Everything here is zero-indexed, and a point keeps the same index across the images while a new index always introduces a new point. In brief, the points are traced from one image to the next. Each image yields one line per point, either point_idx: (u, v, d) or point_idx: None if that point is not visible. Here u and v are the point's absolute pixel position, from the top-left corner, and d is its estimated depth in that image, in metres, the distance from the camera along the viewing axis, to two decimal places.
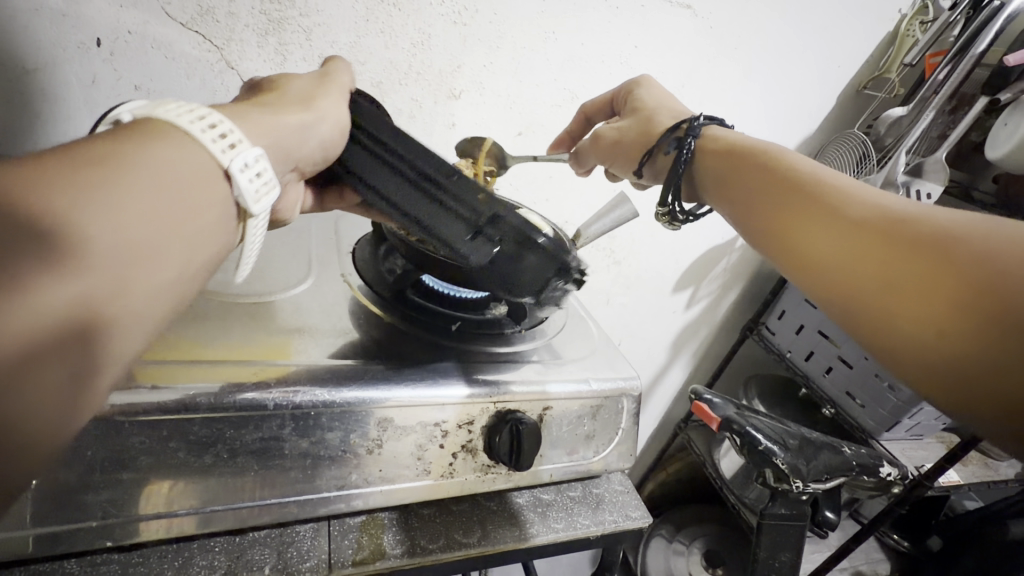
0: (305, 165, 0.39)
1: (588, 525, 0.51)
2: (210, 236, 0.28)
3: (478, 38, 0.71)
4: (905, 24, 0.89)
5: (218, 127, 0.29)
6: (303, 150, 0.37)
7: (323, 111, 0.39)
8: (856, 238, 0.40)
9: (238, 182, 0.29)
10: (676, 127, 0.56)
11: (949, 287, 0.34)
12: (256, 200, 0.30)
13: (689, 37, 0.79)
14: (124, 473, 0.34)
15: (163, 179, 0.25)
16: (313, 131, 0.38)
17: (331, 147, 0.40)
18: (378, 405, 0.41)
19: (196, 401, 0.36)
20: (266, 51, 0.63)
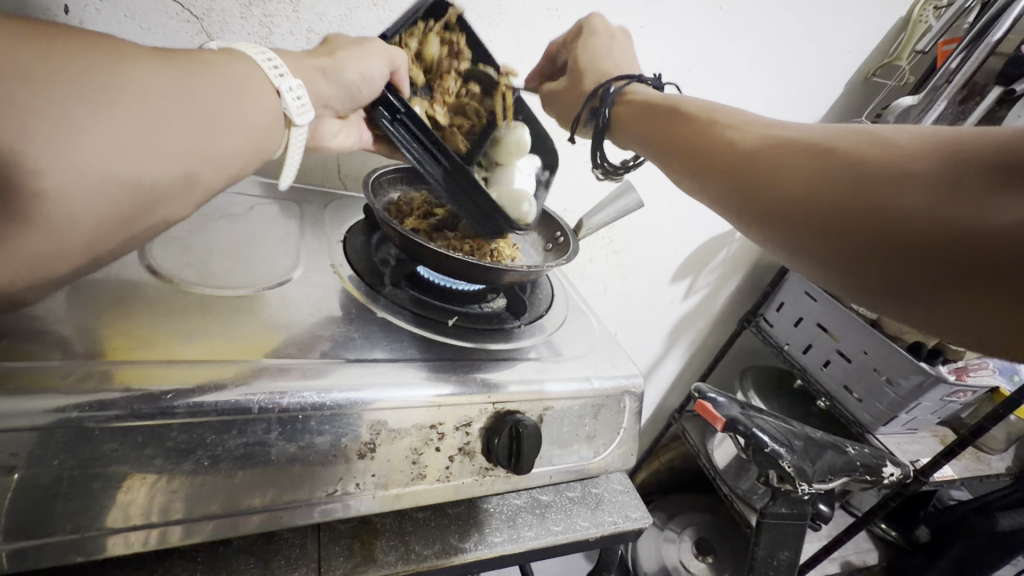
0: (333, 104, 0.47)
1: (588, 527, 0.50)
2: (266, 132, 0.36)
3: (477, 14, 0.67)
4: (918, 9, 0.86)
5: (275, 62, 0.37)
6: (327, 91, 0.45)
7: (346, 60, 0.46)
8: (759, 171, 0.38)
9: (285, 99, 0.37)
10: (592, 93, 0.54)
11: (858, 198, 0.32)
12: (299, 114, 0.38)
13: (697, 18, 0.76)
14: (94, 483, 0.32)
15: (235, 85, 0.33)
16: (337, 75, 0.45)
17: (359, 91, 0.48)
18: (370, 407, 0.39)
19: (173, 405, 0.33)
20: (250, 22, 0.59)
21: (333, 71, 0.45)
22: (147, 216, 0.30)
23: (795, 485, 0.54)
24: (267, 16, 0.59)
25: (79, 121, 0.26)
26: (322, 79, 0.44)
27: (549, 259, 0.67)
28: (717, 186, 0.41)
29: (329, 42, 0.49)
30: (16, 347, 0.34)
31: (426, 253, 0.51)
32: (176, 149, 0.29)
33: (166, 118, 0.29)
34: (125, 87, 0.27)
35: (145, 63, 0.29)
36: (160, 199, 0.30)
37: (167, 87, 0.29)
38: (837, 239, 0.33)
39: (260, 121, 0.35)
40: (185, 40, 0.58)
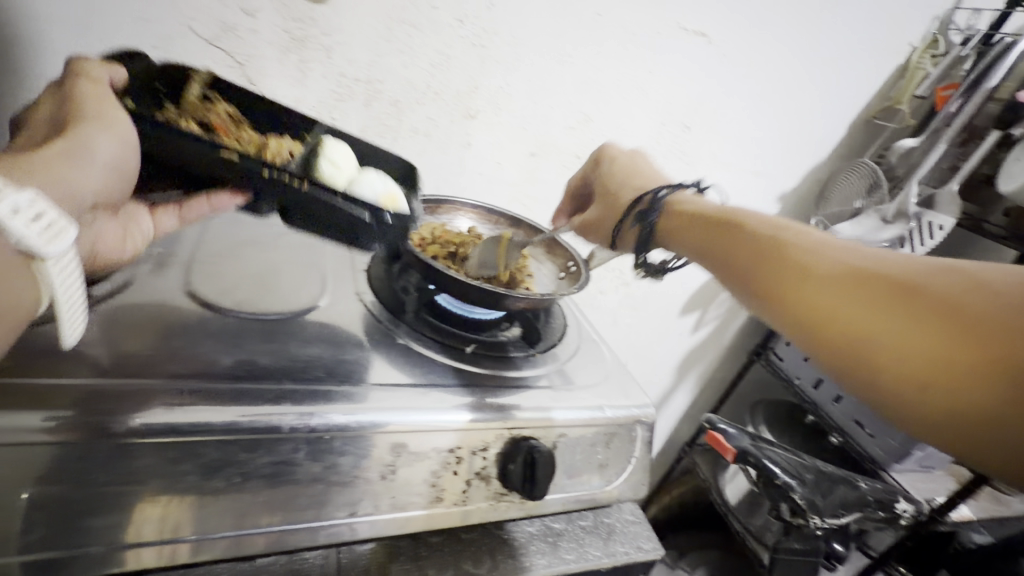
0: (104, 194, 0.39)
1: (600, 557, 0.50)
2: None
3: (496, 60, 0.71)
4: (916, 57, 0.91)
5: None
6: (84, 176, 0.36)
7: (91, 130, 0.37)
8: (848, 278, 0.37)
9: (14, 229, 0.30)
10: (637, 204, 0.55)
11: (962, 319, 0.32)
12: (49, 241, 0.31)
13: (704, 64, 0.80)
14: (133, 495, 0.34)
15: None
16: (91, 153, 0.36)
17: (129, 171, 0.40)
18: (381, 430, 0.40)
19: (210, 423, 0.35)
20: (287, 68, 0.64)
21: (85, 152, 0.36)
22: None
23: (807, 518, 0.55)
24: (302, 62, 0.64)
25: None
26: (63, 162, 0.35)
27: (562, 286, 0.69)
28: (792, 286, 0.39)
29: (46, 121, 0.39)
30: (63, 366, 0.36)
31: (444, 281, 0.53)
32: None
33: None
34: None
35: None
36: None
37: None
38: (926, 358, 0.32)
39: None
40: None
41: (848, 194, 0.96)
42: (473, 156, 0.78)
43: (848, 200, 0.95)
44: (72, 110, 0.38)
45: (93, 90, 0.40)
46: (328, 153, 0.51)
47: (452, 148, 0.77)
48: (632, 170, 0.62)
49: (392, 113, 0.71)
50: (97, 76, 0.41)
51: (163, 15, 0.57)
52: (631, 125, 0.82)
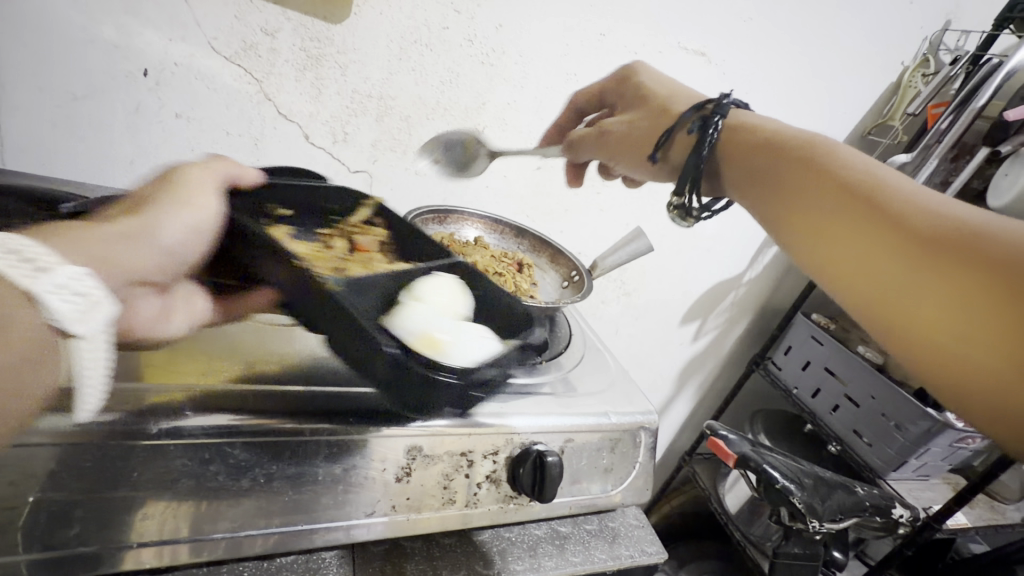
0: (149, 276, 0.35)
1: (605, 560, 0.51)
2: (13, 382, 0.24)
3: (504, 78, 0.74)
4: (908, 76, 0.94)
5: (29, 253, 0.25)
6: (136, 258, 0.33)
7: (159, 217, 0.35)
8: (887, 215, 0.38)
9: (49, 305, 0.25)
10: (700, 107, 0.51)
11: (977, 262, 0.33)
12: (82, 320, 0.26)
13: (704, 82, 0.83)
14: (166, 494, 0.35)
15: None
16: (150, 239, 0.34)
17: (183, 249, 0.37)
18: (378, 434, 0.41)
19: (238, 426, 0.37)
20: (304, 84, 0.67)
21: (143, 234, 0.34)
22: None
23: (807, 522, 0.57)
24: (318, 79, 0.67)
25: None
26: (123, 244, 0.32)
27: (565, 295, 0.71)
28: (827, 219, 0.41)
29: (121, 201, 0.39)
30: None
31: None
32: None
33: None
34: None
35: None
36: None
37: None
38: (933, 299, 0.35)
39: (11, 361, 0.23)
40: (245, 99, 0.65)
41: None
42: (480, 169, 0.81)
43: None
44: (155, 198, 0.37)
45: (190, 182, 0.39)
46: (428, 288, 0.48)
47: None
48: (670, 90, 0.58)
49: (403, 128, 0.74)
50: (207, 172, 0.42)
51: (187, 34, 0.60)
52: None
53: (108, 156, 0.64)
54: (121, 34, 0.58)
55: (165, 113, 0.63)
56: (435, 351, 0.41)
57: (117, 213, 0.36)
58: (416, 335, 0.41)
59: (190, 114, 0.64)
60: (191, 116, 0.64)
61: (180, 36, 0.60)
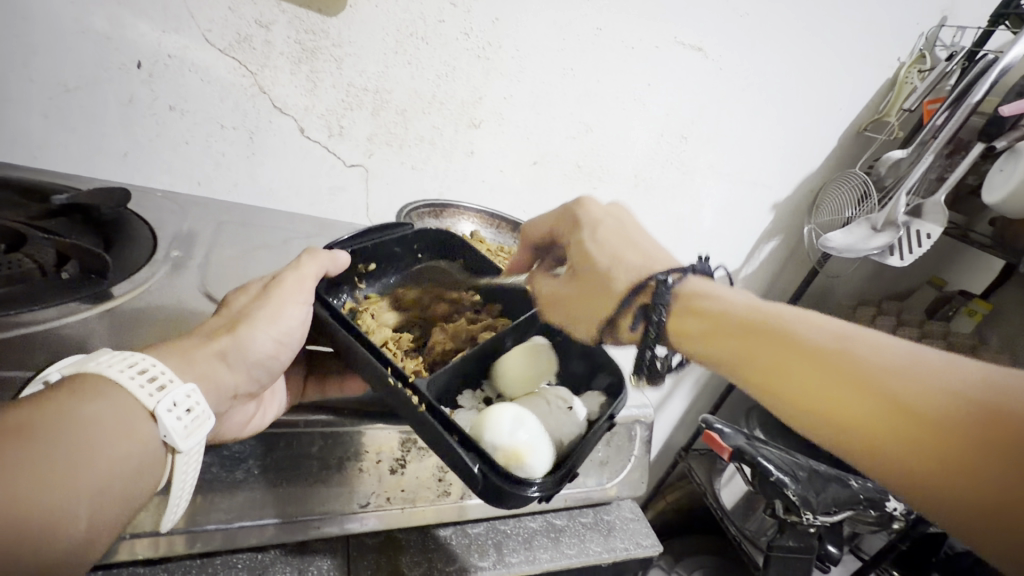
0: (245, 386, 0.36)
1: (600, 553, 0.52)
2: (126, 484, 0.28)
3: (500, 72, 0.74)
4: (904, 71, 0.94)
5: (149, 370, 0.30)
6: (230, 380, 0.35)
7: (252, 334, 0.36)
8: (836, 364, 0.34)
9: (165, 422, 0.30)
10: (641, 290, 0.43)
11: (971, 423, 0.30)
12: (186, 434, 0.31)
13: (700, 77, 0.83)
14: (160, 484, 0.35)
15: (86, 438, 0.27)
16: (241, 355, 0.36)
17: (276, 355, 0.38)
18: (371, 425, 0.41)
19: (232, 417, 0.37)
20: (299, 77, 0.66)
21: (238, 352, 0.35)
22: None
23: (801, 515, 0.57)
24: (313, 72, 0.66)
25: None
26: (222, 365, 0.35)
27: None
28: (769, 368, 0.37)
29: (230, 299, 0.39)
30: None
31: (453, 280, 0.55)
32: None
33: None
34: None
35: None
36: None
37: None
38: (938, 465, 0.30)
39: (131, 467, 0.28)
40: (239, 92, 0.65)
41: (838, 204, 0.99)
42: (476, 163, 0.80)
43: (839, 210, 0.99)
44: (254, 306, 0.37)
45: (287, 290, 0.38)
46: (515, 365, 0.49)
47: (456, 156, 0.79)
48: (613, 234, 0.49)
49: (399, 122, 0.73)
50: (310, 270, 0.40)
51: (180, 26, 0.59)
52: (629, 135, 0.85)
53: (102, 149, 0.63)
54: (114, 25, 0.57)
55: (159, 105, 0.63)
56: (521, 467, 0.40)
57: (217, 322, 0.37)
58: (501, 449, 0.40)
59: (184, 107, 0.64)
60: (185, 109, 0.64)
61: (174, 28, 0.59)
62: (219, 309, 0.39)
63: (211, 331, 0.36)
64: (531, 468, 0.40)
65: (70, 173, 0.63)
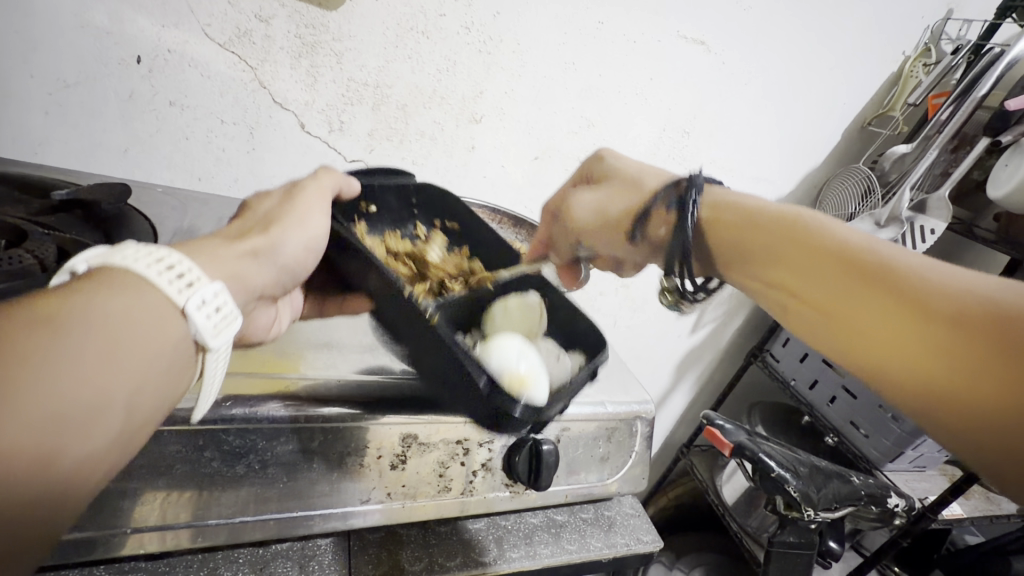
0: (269, 289, 0.39)
1: (600, 548, 0.52)
2: (157, 387, 0.26)
3: (501, 67, 0.73)
4: (909, 66, 0.93)
5: (175, 267, 0.28)
6: (262, 275, 0.37)
7: (284, 236, 0.40)
8: (850, 269, 0.38)
9: (194, 320, 0.28)
10: (676, 183, 0.51)
11: (959, 326, 0.32)
12: (216, 334, 0.29)
13: (703, 72, 0.83)
14: (161, 480, 0.35)
15: (111, 339, 0.24)
16: (274, 254, 0.39)
17: (299, 264, 0.42)
18: (374, 420, 0.41)
19: (231, 412, 0.36)
20: (298, 72, 0.66)
21: (270, 251, 0.38)
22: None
23: (802, 511, 0.57)
24: (314, 67, 0.66)
25: None
26: (256, 260, 0.37)
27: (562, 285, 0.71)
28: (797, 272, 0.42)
29: (250, 210, 0.43)
30: None
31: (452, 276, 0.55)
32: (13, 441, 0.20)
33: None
34: None
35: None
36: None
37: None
38: (923, 364, 0.33)
39: (157, 370, 0.26)
40: (239, 87, 0.65)
41: (841, 199, 0.99)
42: (477, 159, 0.80)
43: (843, 205, 0.98)
44: (277, 214, 0.41)
45: (312, 198, 0.44)
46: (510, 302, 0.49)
47: (457, 151, 0.79)
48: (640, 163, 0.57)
49: (400, 118, 0.73)
50: (326, 183, 0.47)
51: (180, 21, 0.59)
52: (631, 130, 0.85)
53: (102, 144, 0.63)
54: (113, 20, 0.57)
55: (159, 100, 0.63)
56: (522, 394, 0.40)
57: (245, 226, 0.40)
58: (503, 376, 0.41)
59: (184, 102, 0.64)
60: (185, 104, 0.64)
61: (173, 23, 0.59)
62: (245, 215, 0.42)
63: (242, 233, 0.39)
64: (531, 396, 0.40)
65: (70, 168, 0.63)
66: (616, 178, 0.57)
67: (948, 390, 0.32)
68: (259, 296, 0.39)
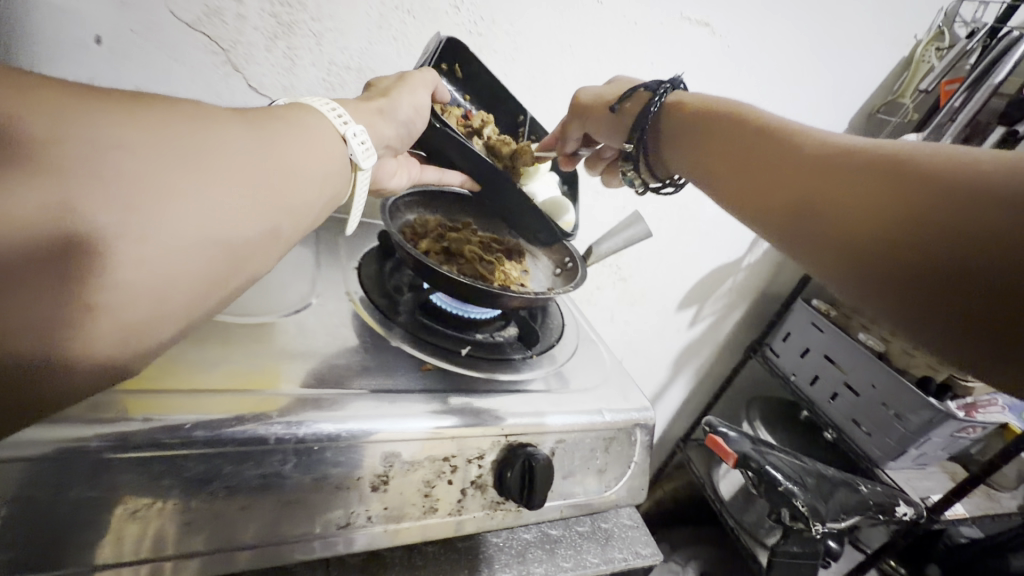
0: (394, 144, 0.50)
1: (598, 564, 0.49)
2: (331, 182, 0.37)
3: (493, 50, 0.69)
4: (920, 50, 0.90)
5: (340, 113, 0.39)
6: (387, 130, 0.47)
7: (399, 98, 0.48)
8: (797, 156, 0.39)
9: (352, 145, 0.38)
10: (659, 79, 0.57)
11: (887, 183, 0.32)
12: (364, 159, 0.40)
13: (707, 56, 0.78)
14: (111, 513, 0.32)
15: (307, 137, 0.35)
16: (394, 112, 0.48)
17: (414, 125, 0.51)
18: (362, 440, 0.38)
19: (192, 435, 0.33)
20: (274, 55, 0.61)
21: (390, 110, 0.47)
22: (157, 299, 0.26)
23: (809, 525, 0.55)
24: (290, 49, 0.62)
25: (180, 146, 0.26)
26: (380, 117, 0.46)
27: (558, 283, 0.67)
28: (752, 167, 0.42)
29: (374, 84, 0.53)
30: None
31: (438, 278, 0.52)
32: (254, 184, 0.30)
33: (248, 173, 0.29)
34: (205, 145, 0.28)
35: (216, 122, 0.29)
36: (232, 263, 0.30)
37: (250, 144, 0.30)
38: (854, 232, 0.33)
39: (329, 170, 0.36)
40: (211, 71, 0.60)
41: None
42: None
43: None
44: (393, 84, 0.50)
45: (415, 78, 0.52)
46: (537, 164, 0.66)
47: None
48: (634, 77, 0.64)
49: None
50: (428, 70, 0.54)
51: None
52: None
53: None
54: None
55: (123, 85, 0.58)
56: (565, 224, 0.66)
57: (369, 96, 0.50)
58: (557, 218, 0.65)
59: (150, 86, 0.59)
60: (151, 88, 0.59)
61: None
62: (369, 88, 0.52)
63: (367, 100, 0.48)
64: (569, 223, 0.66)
65: None
66: (613, 86, 0.63)
67: (873, 252, 0.32)
68: (387, 149, 0.49)
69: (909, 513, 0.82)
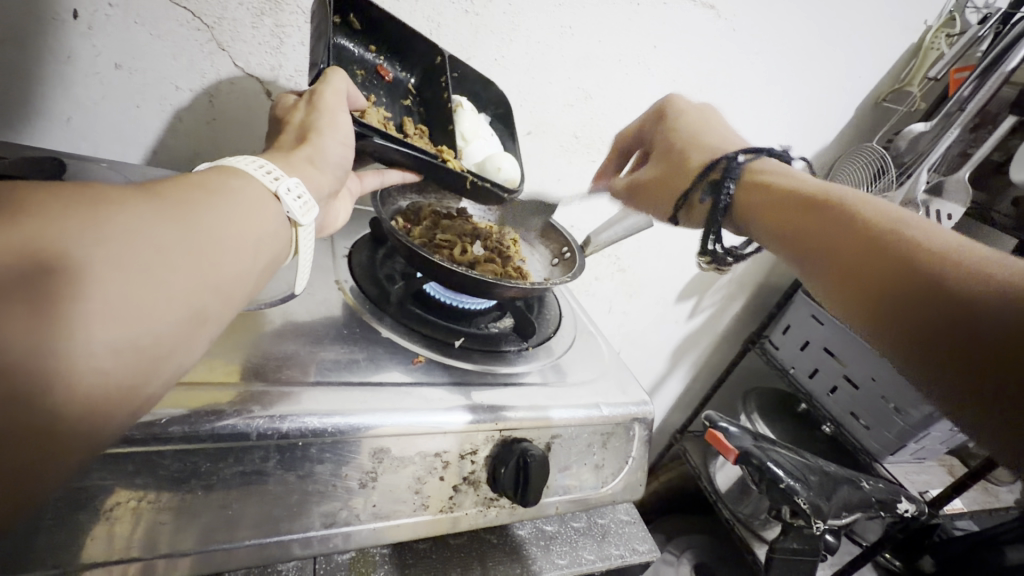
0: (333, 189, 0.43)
1: (594, 561, 0.49)
2: (268, 247, 0.33)
3: (490, 30, 0.66)
4: (930, 37, 0.87)
5: (268, 168, 0.35)
6: (324, 181, 0.41)
7: (325, 141, 0.41)
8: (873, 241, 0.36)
9: (285, 203, 0.34)
10: (709, 171, 0.50)
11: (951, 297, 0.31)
12: (303, 215, 0.36)
13: (712, 40, 0.76)
14: (82, 513, 0.30)
15: (236, 203, 0.31)
16: (325, 159, 0.41)
17: (345, 160, 0.44)
18: (368, 434, 0.38)
19: (168, 430, 0.32)
20: (261, 33, 0.59)
21: (320, 158, 0.41)
22: (59, 426, 0.22)
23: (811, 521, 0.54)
24: (278, 27, 0.59)
25: (71, 247, 0.23)
26: (314, 171, 0.40)
27: (555, 274, 0.65)
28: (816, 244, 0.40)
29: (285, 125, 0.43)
30: None
31: (430, 267, 0.50)
32: (174, 273, 0.26)
33: (164, 261, 0.25)
34: (104, 240, 0.24)
35: (115, 209, 0.25)
36: (158, 358, 0.25)
37: (164, 228, 0.26)
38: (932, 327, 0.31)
39: (265, 234, 0.32)
40: (195, 48, 0.58)
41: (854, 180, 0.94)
42: None
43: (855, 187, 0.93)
44: (312, 119, 0.42)
45: (331, 100, 0.43)
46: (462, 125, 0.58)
47: None
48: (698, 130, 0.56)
49: None
50: (341, 84, 0.45)
51: None
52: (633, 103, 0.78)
53: (39, 112, 0.56)
54: None
55: (103, 63, 0.56)
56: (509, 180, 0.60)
57: (286, 142, 0.42)
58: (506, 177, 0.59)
59: (132, 65, 0.57)
60: (133, 67, 0.57)
61: None
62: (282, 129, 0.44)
63: (288, 149, 0.41)
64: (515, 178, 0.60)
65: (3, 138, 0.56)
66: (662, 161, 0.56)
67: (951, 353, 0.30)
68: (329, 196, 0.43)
69: (911, 510, 0.82)
